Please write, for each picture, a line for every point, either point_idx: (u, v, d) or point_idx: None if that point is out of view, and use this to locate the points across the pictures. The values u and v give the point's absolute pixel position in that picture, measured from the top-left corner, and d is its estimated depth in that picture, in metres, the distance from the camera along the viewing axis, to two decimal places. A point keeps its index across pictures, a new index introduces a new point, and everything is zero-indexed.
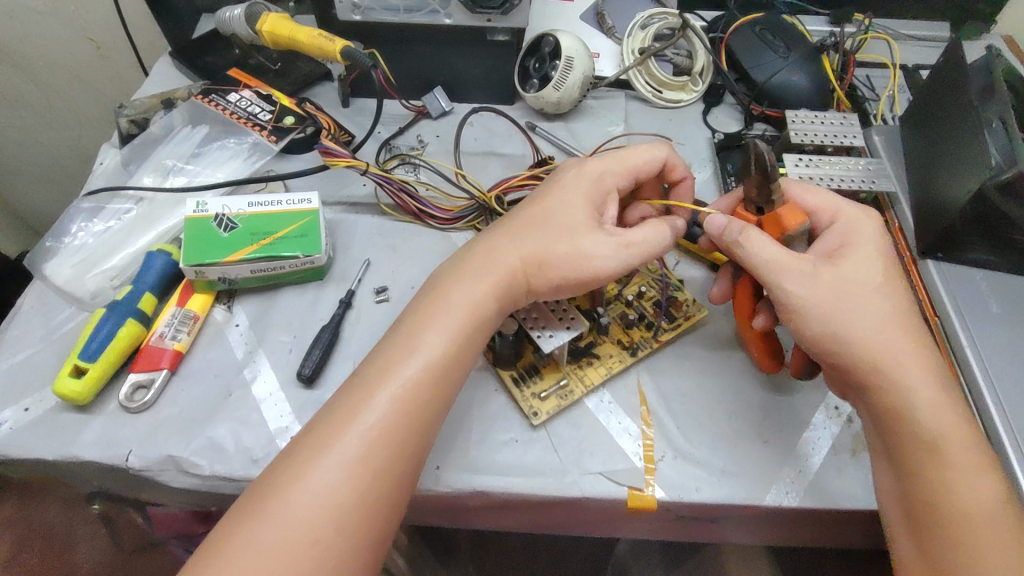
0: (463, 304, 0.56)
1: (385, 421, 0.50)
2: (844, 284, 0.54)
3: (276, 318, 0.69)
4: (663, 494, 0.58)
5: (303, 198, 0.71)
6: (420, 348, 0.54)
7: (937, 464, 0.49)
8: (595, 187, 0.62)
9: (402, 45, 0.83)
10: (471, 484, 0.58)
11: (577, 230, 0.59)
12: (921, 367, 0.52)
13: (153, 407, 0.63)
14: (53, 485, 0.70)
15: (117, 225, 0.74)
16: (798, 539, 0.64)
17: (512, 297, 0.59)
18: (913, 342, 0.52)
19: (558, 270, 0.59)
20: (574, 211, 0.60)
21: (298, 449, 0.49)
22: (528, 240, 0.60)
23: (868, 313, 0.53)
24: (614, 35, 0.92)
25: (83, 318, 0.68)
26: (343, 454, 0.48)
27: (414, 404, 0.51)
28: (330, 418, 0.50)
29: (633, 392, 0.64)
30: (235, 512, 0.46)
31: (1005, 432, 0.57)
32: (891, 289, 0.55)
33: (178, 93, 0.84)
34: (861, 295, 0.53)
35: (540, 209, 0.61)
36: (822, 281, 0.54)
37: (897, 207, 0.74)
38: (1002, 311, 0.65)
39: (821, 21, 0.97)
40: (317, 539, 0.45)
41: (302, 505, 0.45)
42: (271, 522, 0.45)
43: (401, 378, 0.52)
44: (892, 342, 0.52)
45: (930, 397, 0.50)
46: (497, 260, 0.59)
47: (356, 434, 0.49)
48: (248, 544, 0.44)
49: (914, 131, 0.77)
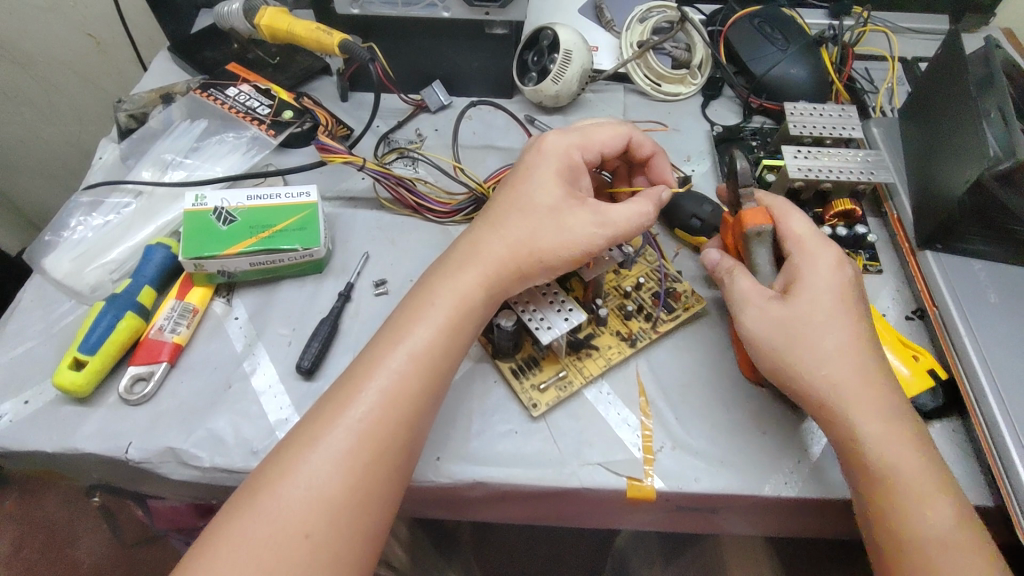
0: (456, 296, 0.57)
1: (373, 413, 0.50)
2: (792, 323, 0.55)
3: (276, 311, 0.69)
4: (662, 484, 0.58)
5: (302, 192, 0.71)
6: (416, 340, 0.54)
7: (890, 499, 0.49)
8: (567, 167, 0.63)
9: (401, 40, 0.83)
10: (471, 475, 0.58)
11: (562, 211, 0.60)
12: (868, 403, 0.52)
13: (152, 400, 0.63)
14: (55, 478, 0.71)
15: (117, 219, 0.74)
16: (798, 530, 0.64)
17: (502, 284, 0.59)
18: (861, 378, 0.52)
19: (548, 252, 0.59)
20: (554, 193, 0.61)
21: (292, 441, 0.49)
22: (512, 227, 0.60)
23: (812, 351, 0.53)
24: (612, 29, 0.92)
25: (83, 312, 0.69)
26: (332, 447, 0.48)
27: (402, 395, 0.51)
28: (321, 410, 0.51)
29: (632, 383, 0.64)
30: (231, 504, 0.46)
31: (1003, 421, 0.57)
32: (839, 324, 0.54)
33: (177, 88, 0.84)
34: (806, 333, 0.54)
35: (516, 197, 0.62)
36: (773, 319, 0.55)
37: (896, 198, 0.75)
38: (1001, 301, 0.65)
39: (820, 14, 0.97)
40: (309, 532, 0.45)
41: (290, 498, 0.46)
42: (264, 516, 0.45)
43: (394, 369, 0.52)
44: (840, 381, 0.52)
45: (878, 433, 0.51)
46: (483, 250, 0.59)
47: (352, 425, 0.49)
48: (245, 536, 0.44)
49: (912, 123, 0.77)
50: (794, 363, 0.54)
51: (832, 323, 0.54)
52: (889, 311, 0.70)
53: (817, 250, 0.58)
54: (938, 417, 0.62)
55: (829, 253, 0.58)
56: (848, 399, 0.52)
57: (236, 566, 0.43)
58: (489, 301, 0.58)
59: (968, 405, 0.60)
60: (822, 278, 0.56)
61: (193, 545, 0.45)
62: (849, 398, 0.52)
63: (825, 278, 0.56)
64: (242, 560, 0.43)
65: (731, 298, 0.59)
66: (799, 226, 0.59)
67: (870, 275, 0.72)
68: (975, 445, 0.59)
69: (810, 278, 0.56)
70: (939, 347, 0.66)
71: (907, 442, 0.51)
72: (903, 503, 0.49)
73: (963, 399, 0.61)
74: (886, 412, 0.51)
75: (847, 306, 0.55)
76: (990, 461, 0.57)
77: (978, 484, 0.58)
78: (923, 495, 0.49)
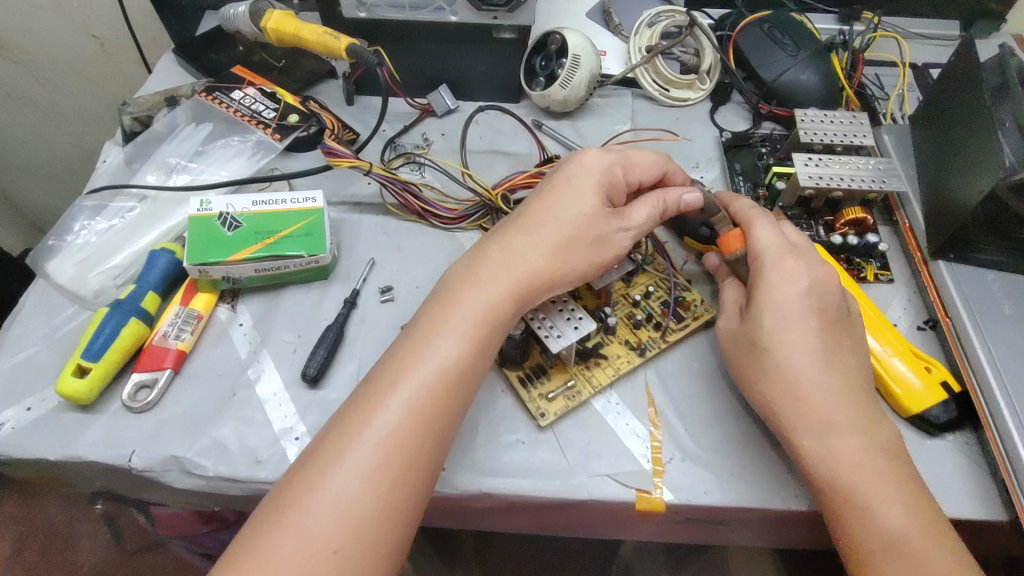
0: (478, 307, 0.56)
1: (401, 427, 0.49)
2: (745, 342, 0.58)
3: (280, 318, 0.69)
4: (672, 497, 0.57)
5: (307, 197, 0.70)
6: (433, 350, 0.53)
7: (831, 508, 0.52)
8: (607, 180, 0.62)
9: (408, 43, 0.82)
10: (478, 485, 0.58)
11: (597, 221, 0.60)
12: (809, 421, 0.53)
13: (156, 408, 0.62)
14: (56, 484, 0.70)
15: (121, 224, 0.73)
16: (807, 542, 0.63)
17: (534, 294, 0.58)
18: (800, 390, 0.54)
19: (584, 262, 0.60)
20: (589, 204, 0.60)
21: (315, 457, 0.48)
22: (539, 233, 0.59)
23: (758, 366, 0.56)
24: (621, 33, 0.91)
25: (86, 317, 0.68)
26: (358, 461, 0.47)
27: (428, 409, 0.51)
28: (343, 423, 0.50)
29: (641, 393, 0.64)
30: (255, 522, 0.46)
31: (1018, 436, 0.56)
32: (782, 354, 0.55)
33: (182, 91, 0.84)
34: (748, 351, 0.57)
35: (550, 206, 0.61)
36: (735, 334, 0.59)
37: (907, 207, 0.74)
38: (1014, 313, 0.64)
39: (829, 19, 0.96)
40: (338, 548, 0.44)
41: (318, 515, 0.45)
42: (292, 533, 0.44)
43: (420, 383, 0.51)
44: (777, 393, 0.55)
45: (814, 443, 0.53)
46: (517, 259, 0.58)
47: (371, 440, 0.48)
48: (269, 556, 0.43)
49: (924, 131, 0.76)
50: (750, 385, 0.57)
51: (776, 339, 0.55)
52: (901, 321, 0.69)
53: (777, 258, 0.58)
54: (951, 429, 0.60)
55: (791, 266, 0.58)
56: (787, 411, 0.54)
57: None
58: (517, 312, 0.58)
59: (982, 418, 0.59)
60: (769, 294, 0.57)
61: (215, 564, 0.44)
62: (789, 412, 0.54)
63: (775, 293, 0.57)
64: None
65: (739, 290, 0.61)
66: (760, 241, 0.60)
67: (881, 284, 0.72)
68: (989, 458, 0.59)
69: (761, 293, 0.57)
70: (952, 358, 0.65)
71: (848, 456, 0.52)
72: (841, 509, 0.51)
73: (977, 412, 0.60)
74: (823, 425, 0.53)
75: (797, 322, 0.55)
76: (1005, 476, 0.56)
77: (992, 499, 0.57)
78: (863, 504, 0.50)
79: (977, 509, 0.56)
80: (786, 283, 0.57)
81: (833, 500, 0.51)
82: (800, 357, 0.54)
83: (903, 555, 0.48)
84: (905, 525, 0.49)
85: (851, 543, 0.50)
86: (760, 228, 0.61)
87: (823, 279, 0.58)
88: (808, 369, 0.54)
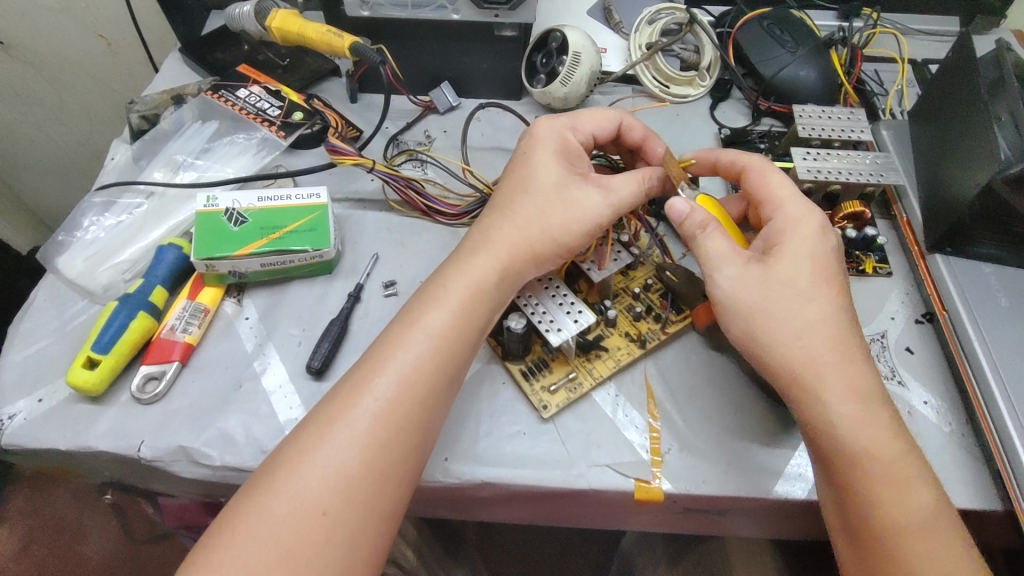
0: (465, 282, 0.57)
1: (392, 394, 0.51)
2: (769, 296, 0.54)
3: (286, 312, 0.70)
4: (670, 486, 0.58)
5: (312, 193, 0.71)
6: (424, 321, 0.55)
7: (858, 481, 0.49)
8: (576, 156, 0.65)
9: (411, 42, 0.83)
10: (479, 475, 0.59)
11: (568, 193, 0.62)
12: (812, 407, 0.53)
13: (164, 399, 0.63)
14: (67, 475, 0.72)
15: (128, 219, 0.74)
16: (802, 533, 0.64)
17: (514, 268, 0.60)
18: (851, 363, 0.52)
19: (557, 235, 0.60)
20: (566, 181, 0.62)
21: (309, 423, 0.50)
22: (521, 210, 0.61)
23: (783, 329, 0.53)
24: (622, 30, 0.92)
25: (95, 311, 0.69)
26: (352, 427, 0.49)
27: (418, 378, 0.52)
28: (340, 394, 0.51)
29: (640, 385, 0.65)
30: (248, 488, 0.47)
31: (1013, 425, 0.57)
32: (809, 314, 0.54)
33: (189, 89, 0.85)
34: (785, 310, 0.54)
35: (524, 179, 0.63)
36: (751, 287, 0.55)
37: (905, 200, 0.75)
38: (1010, 305, 0.65)
39: (829, 16, 0.97)
40: (327, 509, 0.46)
41: (309, 477, 0.46)
42: (285, 494, 0.46)
43: (414, 350, 0.53)
44: (825, 360, 0.52)
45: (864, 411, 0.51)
46: (494, 234, 0.60)
47: (365, 407, 0.50)
48: (263, 514, 0.45)
49: (921, 126, 0.77)
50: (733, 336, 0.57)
51: (813, 291, 0.54)
52: (898, 315, 0.69)
53: (795, 221, 0.58)
54: (947, 421, 0.61)
55: (810, 216, 0.58)
56: (836, 380, 0.52)
57: (252, 544, 0.44)
58: (502, 287, 0.59)
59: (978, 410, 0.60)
60: (799, 242, 0.56)
61: (210, 525, 0.45)
62: (856, 395, 0.51)
63: (805, 244, 0.56)
64: (259, 539, 0.44)
65: (705, 253, 0.58)
66: (781, 192, 0.60)
67: (880, 277, 0.72)
68: (985, 448, 0.59)
69: (790, 244, 0.56)
70: (949, 352, 0.65)
71: (846, 418, 0.50)
72: (868, 490, 0.49)
73: (972, 403, 0.61)
74: (862, 389, 0.51)
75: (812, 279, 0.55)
76: (999, 464, 0.57)
77: (988, 488, 0.57)
78: (894, 474, 0.49)
79: (975, 499, 0.57)
80: (815, 238, 0.56)
81: (856, 475, 0.49)
82: (855, 347, 0.53)
83: (929, 530, 0.47)
84: (933, 500, 0.48)
85: (871, 499, 0.48)
86: (775, 174, 0.61)
87: (833, 255, 0.57)
88: (851, 347, 0.53)
